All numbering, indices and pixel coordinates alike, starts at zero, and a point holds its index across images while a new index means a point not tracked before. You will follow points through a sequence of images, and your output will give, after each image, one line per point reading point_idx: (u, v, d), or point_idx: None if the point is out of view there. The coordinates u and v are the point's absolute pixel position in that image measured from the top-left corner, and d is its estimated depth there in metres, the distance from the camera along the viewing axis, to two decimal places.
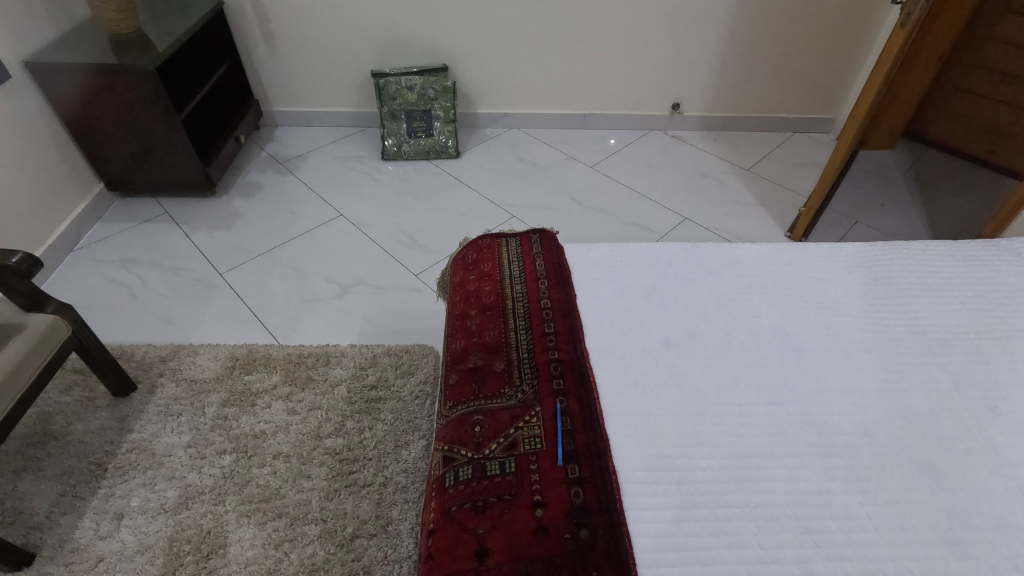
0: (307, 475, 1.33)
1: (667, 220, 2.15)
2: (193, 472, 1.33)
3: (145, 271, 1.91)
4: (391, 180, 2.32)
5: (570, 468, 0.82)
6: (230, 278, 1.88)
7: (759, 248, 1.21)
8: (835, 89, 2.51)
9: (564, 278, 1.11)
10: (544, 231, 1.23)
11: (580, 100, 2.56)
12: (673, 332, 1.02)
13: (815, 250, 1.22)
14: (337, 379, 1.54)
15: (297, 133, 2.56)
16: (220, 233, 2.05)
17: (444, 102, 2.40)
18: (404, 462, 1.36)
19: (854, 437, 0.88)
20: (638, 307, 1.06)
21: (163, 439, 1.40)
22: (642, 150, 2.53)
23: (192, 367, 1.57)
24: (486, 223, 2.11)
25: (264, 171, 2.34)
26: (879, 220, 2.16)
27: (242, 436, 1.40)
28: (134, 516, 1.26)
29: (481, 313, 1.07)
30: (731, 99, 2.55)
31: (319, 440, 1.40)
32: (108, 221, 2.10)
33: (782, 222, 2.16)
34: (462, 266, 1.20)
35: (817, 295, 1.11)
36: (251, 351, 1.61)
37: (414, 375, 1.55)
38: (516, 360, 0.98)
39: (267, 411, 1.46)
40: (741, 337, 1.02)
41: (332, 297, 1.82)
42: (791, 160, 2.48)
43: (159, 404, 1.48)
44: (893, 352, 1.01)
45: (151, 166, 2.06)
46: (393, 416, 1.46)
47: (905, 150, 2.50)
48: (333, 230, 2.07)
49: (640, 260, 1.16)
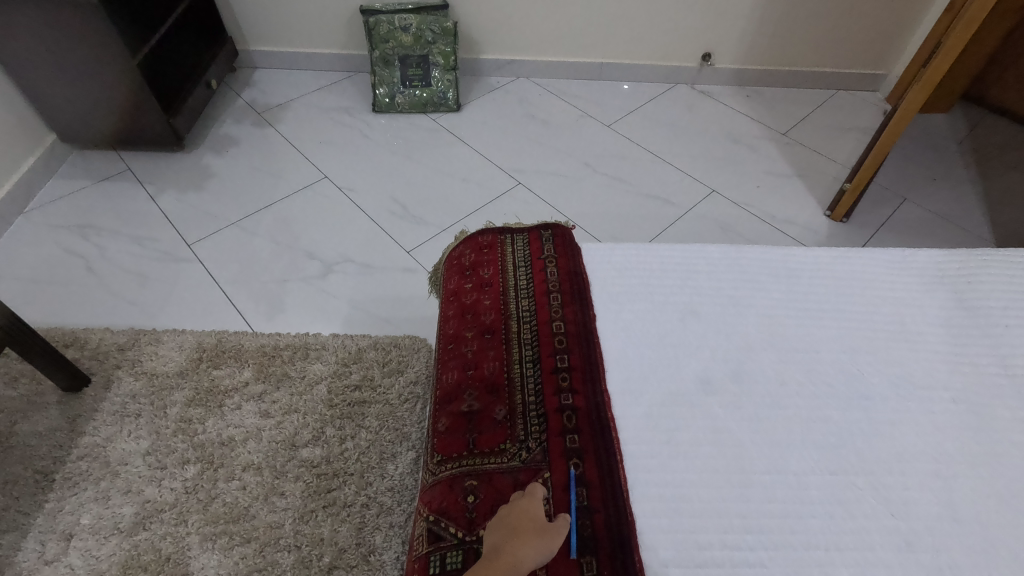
0: (281, 492, 1.19)
1: (693, 193, 1.90)
2: (152, 485, 1.19)
3: (104, 239, 1.69)
4: (384, 137, 2.06)
5: (586, 563, 0.66)
6: (199, 251, 1.67)
7: (818, 254, 1.00)
8: (890, 42, 2.20)
9: (581, 292, 0.91)
10: (559, 227, 1.02)
11: (599, 48, 2.25)
12: (713, 371, 0.83)
13: (884, 257, 1.00)
14: (316, 377, 1.36)
15: (277, 78, 2.27)
16: (188, 196, 1.82)
17: (443, 46, 2.10)
18: (391, 479, 1.21)
19: (940, 524, 0.70)
20: (669, 335, 0.86)
21: (119, 444, 1.24)
22: (664, 107, 2.24)
23: (153, 359, 1.39)
24: (488, 190, 1.88)
25: (240, 123, 2.07)
26: (930, 197, 1.92)
27: (209, 443, 1.25)
28: (84, 537, 1.11)
29: (479, 336, 0.87)
30: (770, 50, 2.24)
31: (294, 450, 1.24)
32: (62, 178, 1.86)
33: (821, 198, 1.92)
34: (457, 270, 0.99)
35: (891, 320, 0.90)
36: (220, 340, 1.43)
37: (404, 374, 1.38)
38: (520, 404, 0.79)
39: (237, 415, 1.30)
40: (799, 379, 0.82)
41: (314, 277, 1.62)
42: (833, 124, 2.20)
43: (114, 402, 1.31)
44: (984, 402, 0.81)
45: (109, 117, 1.80)
46: (378, 422, 1.29)
47: (963, 115, 2.21)
48: (317, 195, 1.84)
49: (672, 268, 0.95)
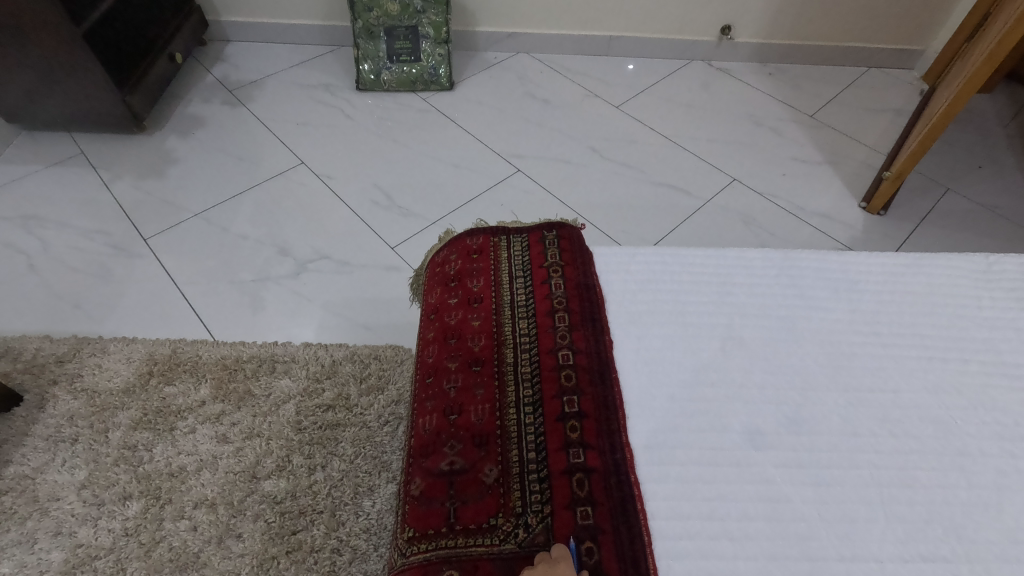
0: (238, 534, 1.01)
1: (711, 182, 1.71)
2: (86, 526, 1.01)
3: (49, 233, 1.50)
4: (368, 118, 1.86)
5: None
6: (156, 246, 1.48)
7: (885, 262, 0.81)
8: (930, 14, 1.98)
9: (594, 311, 0.73)
10: (565, 227, 0.84)
11: (607, 19, 2.04)
12: (762, 418, 0.65)
13: (966, 267, 0.81)
14: (284, 395, 1.19)
15: (252, 52, 2.06)
16: (146, 184, 1.63)
17: (434, 15, 1.89)
18: (366, 518, 1.04)
19: None
20: (706, 369, 0.68)
21: (51, 476, 1.07)
22: (678, 86, 2.04)
23: (96, 373, 1.21)
24: (483, 178, 1.68)
25: (209, 102, 1.87)
26: (975, 187, 1.73)
27: (156, 475, 1.07)
28: None
29: (465, 368, 0.69)
30: (797, 22, 2.02)
31: (255, 483, 1.07)
32: (7, 163, 1.66)
33: (854, 187, 1.72)
34: (440, 281, 0.80)
35: (984, 349, 0.72)
36: (175, 351, 1.24)
37: (385, 392, 1.20)
38: (517, 464, 0.61)
39: (189, 440, 1.12)
40: (873, 430, 0.64)
41: (285, 277, 1.43)
42: (865, 105, 1.99)
43: (48, 425, 1.13)
44: None
45: (55, 93, 1.60)
46: (353, 450, 1.11)
47: (1008, 96, 2.00)
48: (292, 183, 1.65)
49: (707, 280, 0.77)
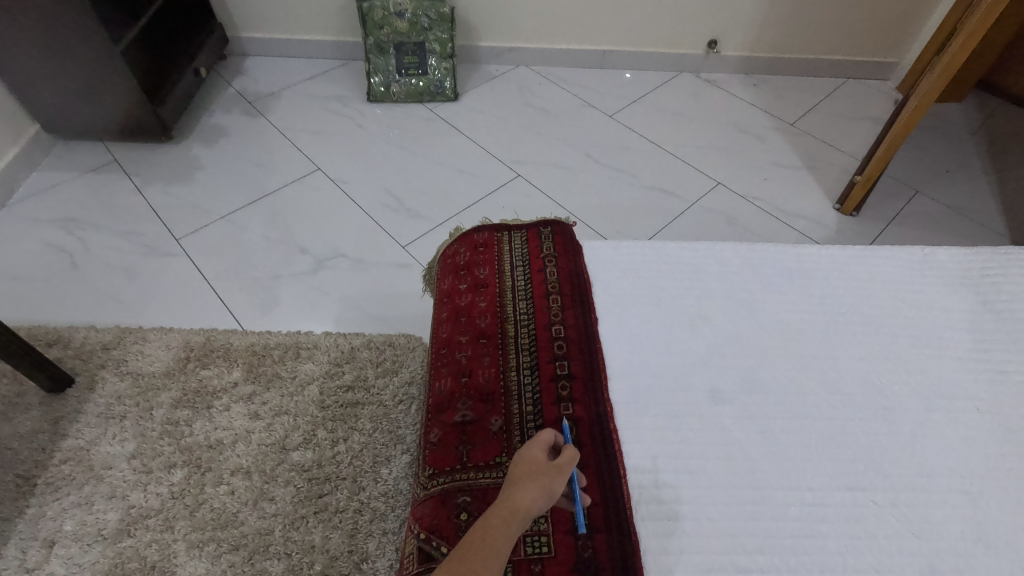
0: (271, 497, 1.15)
1: (697, 185, 1.85)
2: (137, 491, 1.15)
3: (88, 234, 1.64)
4: (378, 128, 2.00)
5: None
6: (187, 246, 1.62)
7: (835, 253, 0.94)
8: (903, 29, 2.12)
9: (582, 294, 0.86)
10: (559, 223, 0.98)
11: (602, 34, 2.18)
12: (722, 380, 0.78)
13: (905, 257, 0.94)
14: (308, 377, 1.32)
15: (269, 66, 2.20)
16: (175, 189, 1.76)
17: (439, 32, 2.04)
18: (384, 484, 1.17)
19: (965, 544, 0.65)
20: (676, 340, 0.82)
21: (103, 447, 1.20)
22: (667, 96, 2.18)
23: (139, 359, 1.34)
24: (486, 183, 1.82)
25: (231, 112, 2.01)
26: (942, 189, 1.86)
27: (196, 447, 1.21)
28: (66, 544, 1.08)
29: (473, 341, 0.82)
30: (779, 35, 2.16)
31: (285, 454, 1.20)
32: (46, 169, 1.80)
33: (829, 190, 1.86)
34: (451, 270, 0.94)
35: (913, 325, 0.85)
36: (209, 339, 1.38)
37: (399, 375, 1.33)
38: (518, 417, 0.74)
39: (225, 416, 1.25)
40: (815, 389, 0.77)
41: (306, 273, 1.57)
42: (843, 114, 2.13)
43: (98, 403, 1.26)
44: (1009, 413, 0.76)
45: (92, 105, 1.74)
46: (372, 425, 1.25)
47: (977, 104, 2.14)
48: (310, 188, 1.78)
49: (680, 268, 0.90)
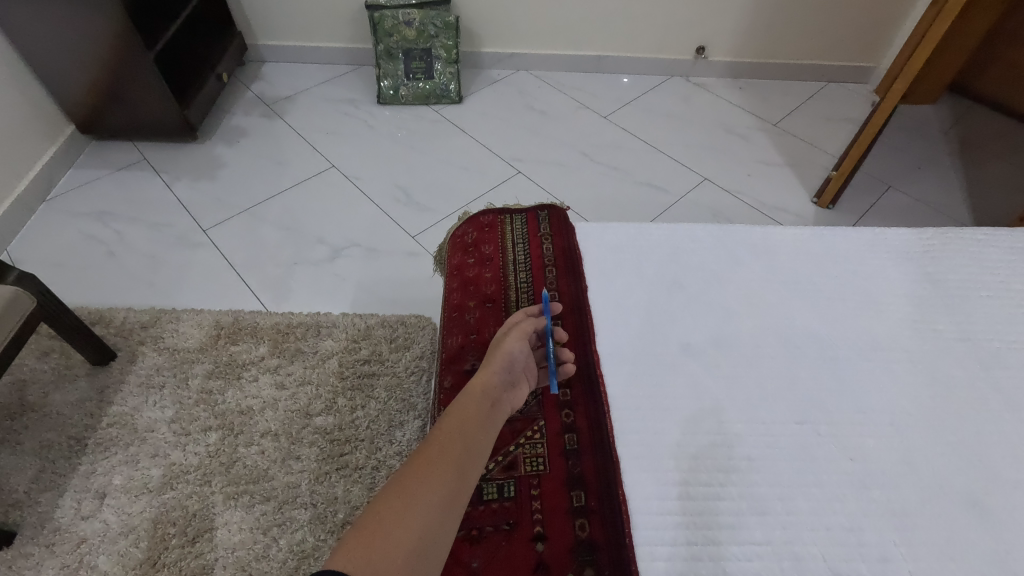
0: (297, 456, 1.28)
1: (685, 181, 1.98)
2: (177, 450, 1.28)
3: (122, 226, 1.77)
4: (388, 129, 2.14)
5: (577, 496, 0.76)
6: (213, 236, 1.76)
7: (796, 233, 1.07)
8: (879, 36, 2.27)
9: (574, 266, 1.01)
10: (554, 208, 1.12)
11: (597, 41, 2.32)
12: (693, 336, 0.91)
13: (858, 236, 1.07)
14: (328, 352, 1.45)
15: (285, 71, 2.35)
16: (201, 184, 1.90)
17: (445, 40, 2.18)
18: (398, 445, 1.30)
19: (892, 466, 0.78)
20: (654, 304, 0.95)
21: (146, 413, 1.33)
22: (658, 99, 2.32)
23: (175, 336, 1.47)
24: (488, 179, 1.96)
25: (250, 115, 2.15)
26: (913, 185, 2.00)
27: (229, 412, 1.34)
28: (117, 495, 1.21)
29: (481, 305, 0.97)
30: (763, 42, 2.31)
31: (309, 419, 1.33)
32: (81, 167, 1.94)
33: (809, 185, 2.00)
34: (460, 247, 1.07)
35: (860, 292, 0.98)
36: (237, 319, 1.51)
37: (410, 350, 1.47)
38: None
39: (254, 386, 1.39)
40: (772, 344, 0.90)
41: (324, 260, 1.70)
42: (823, 115, 2.27)
43: (139, 374, 1.40)
44: (939, 362, 0.89)
45: (125, 107, 1.88)
46: (387, 393, 1.38)
47: (949, 106, 2.28)
48: (325, 184, 1.92)
49: (660, 244, 1.04)
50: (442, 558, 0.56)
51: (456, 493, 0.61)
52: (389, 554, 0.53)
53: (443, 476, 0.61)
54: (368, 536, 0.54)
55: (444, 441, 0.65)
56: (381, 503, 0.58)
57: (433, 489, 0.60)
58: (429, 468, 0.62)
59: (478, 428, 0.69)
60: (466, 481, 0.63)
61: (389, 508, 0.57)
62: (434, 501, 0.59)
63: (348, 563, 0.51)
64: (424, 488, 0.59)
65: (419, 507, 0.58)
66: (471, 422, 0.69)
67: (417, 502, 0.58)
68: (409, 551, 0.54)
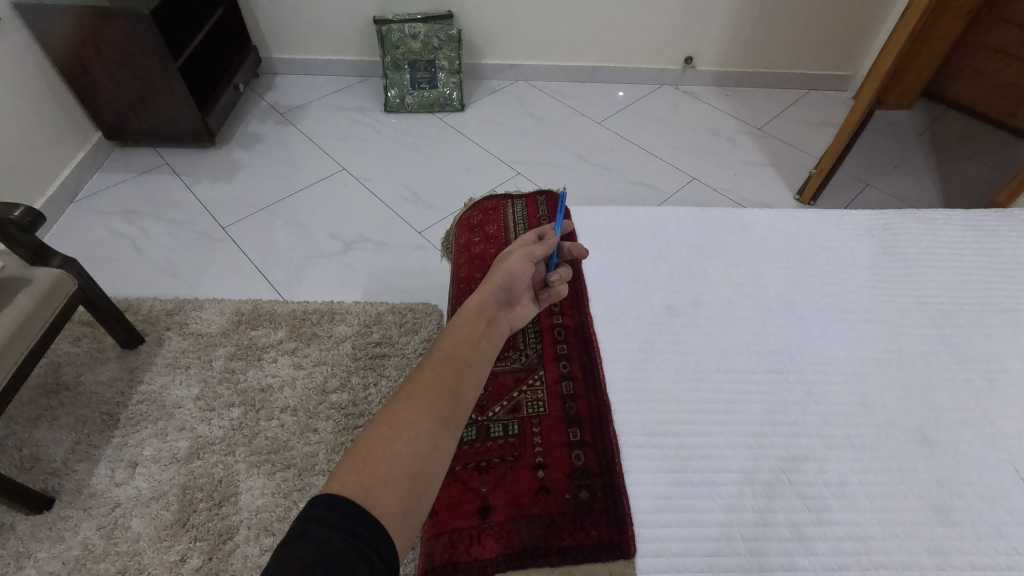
0: (314, 429, 1.37)
1: (675, 180, 2.10)
2: (203, 424, 1.37)
3: (147, 223, 1.89)
4: (394, 134, 2.26)
5: (573, 432, 0.85)
6: (231, 233, 1.87)
7: (769, 214, 1.19)
8: (855, 45, 2.41)
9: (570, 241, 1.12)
10: (551, 194, 1.24)
11: (591, 53, 2.47)
12: (677, 301, 1.02)
13: (826, 215, 1.18)
14: (341, 336, 1.56)
15: (297, 82, 2.49)
16: (220, 185, 2.02)
17: (448, 51, 2.32)
18: None
19: (852, 407, 0.88)
20: (641, 274, 1.06)
21: (173, 390, 1.43)
22: (650, 106, 2.45)
23: (198, 322, 1.58)
24: (489, 179, 2.08)
25: (264, 122, 2.28)
26: (890, 182, 2.12)
27: (250, 390, 1.44)
28: (148, 465, 1.30)
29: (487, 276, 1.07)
30: (747, 52, 2.45)
31: (325, 395, 1.43)
32: (107, 171, 2.06)
33: (791, 183, 2.12)
34: (467, 228, 1.19)
35: (827, 263, 1.09)
36: (256, 306, 1.62)
37: (418, 334, 1.57)
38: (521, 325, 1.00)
39: (273, 366, 1.49)
40: (747, 306, 1.01)
41: (336, 254, 1.81)
42: (805, 119, 2.40)
43: (166, 357, 1.50)
44: (895, 321, 0.99)
45: (149, 114, 2.01)
46: (397, 372, 1.48)
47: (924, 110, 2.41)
48: (336, 185, 2.04)
49: (646, 224, 1.15)
50: (434, 473, 0.63)
51: (442, 417, 0.67)
52: (380, 477, 0.59)
53: (428, 405, 0.67)
54: (359, 462, 0.60)
55: (431, 373, 0.70)
56: (370, 432, 0.63)
57: (419, 418, 0.65)
58: (416, 399, 0.67)
59: (465, 358, 0.73)
60: (451, 408, 0.68)
61: (379, 435, 0.63)
62: (421, 429, 0.64)
63: (342, 488, 0.58)
64: (412, 417, 0.65)
65: (407, 435, 0.63)
66: (458, 354, 0.74)
67: (405, 429, 0.63)
68: (398, 472, 0.60)
